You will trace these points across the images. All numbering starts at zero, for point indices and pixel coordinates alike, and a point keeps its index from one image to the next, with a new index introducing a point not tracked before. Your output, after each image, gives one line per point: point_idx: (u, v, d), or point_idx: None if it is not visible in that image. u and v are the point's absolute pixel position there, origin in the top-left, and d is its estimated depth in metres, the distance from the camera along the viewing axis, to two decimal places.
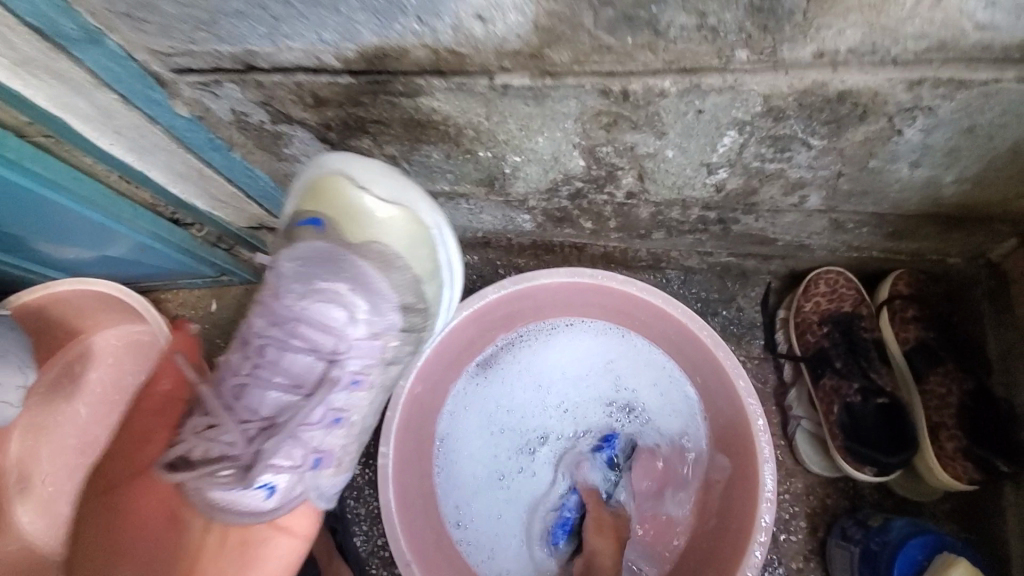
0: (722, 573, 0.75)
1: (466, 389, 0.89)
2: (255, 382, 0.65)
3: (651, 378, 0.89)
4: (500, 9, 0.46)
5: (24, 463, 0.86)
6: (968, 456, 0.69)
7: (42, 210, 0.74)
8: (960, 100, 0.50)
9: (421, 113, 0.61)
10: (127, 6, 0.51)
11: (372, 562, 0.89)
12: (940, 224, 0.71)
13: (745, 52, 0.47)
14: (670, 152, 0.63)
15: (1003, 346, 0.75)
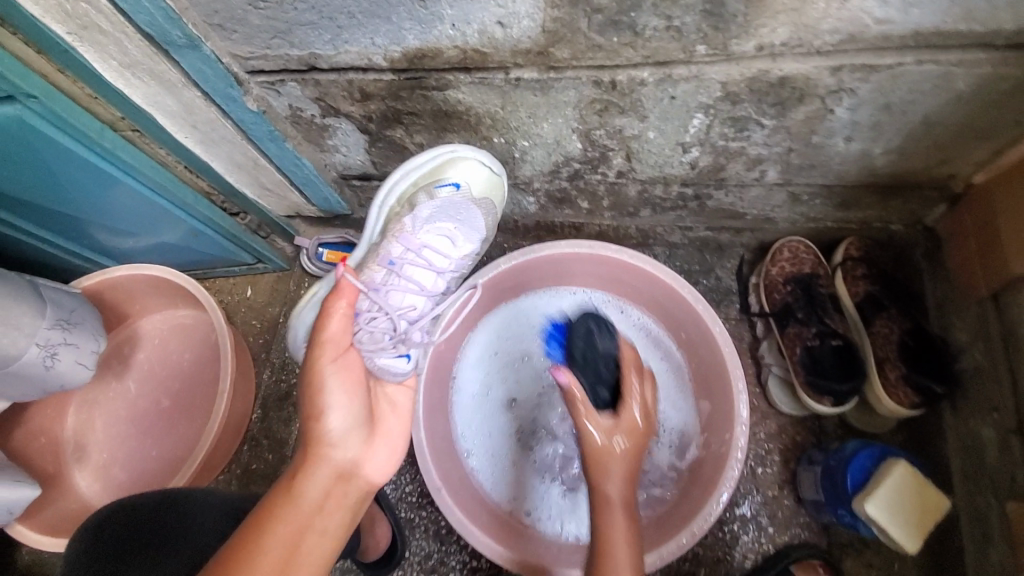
0: (703, 493, 0.84)
1: (480, 347, 1.02)
2: (394, 288, 0.77)
3: (644, 341, 1.00)
4: (516, 17, 0.60)
5: (81, 431, 1.11)
6: (908, 382, 0.83)
7: (120, 194, 0.88)
8: (874, 83, 0.64)
9: (448, 104, 0.76)
10: (221, 19, 0.65)
11: (400, 506, 1.00)
12: (879, 193, 0.85)
13: (703, 47, 0.61)
14: (651, 134, 0.77)
15: (938, 297, 0.90)
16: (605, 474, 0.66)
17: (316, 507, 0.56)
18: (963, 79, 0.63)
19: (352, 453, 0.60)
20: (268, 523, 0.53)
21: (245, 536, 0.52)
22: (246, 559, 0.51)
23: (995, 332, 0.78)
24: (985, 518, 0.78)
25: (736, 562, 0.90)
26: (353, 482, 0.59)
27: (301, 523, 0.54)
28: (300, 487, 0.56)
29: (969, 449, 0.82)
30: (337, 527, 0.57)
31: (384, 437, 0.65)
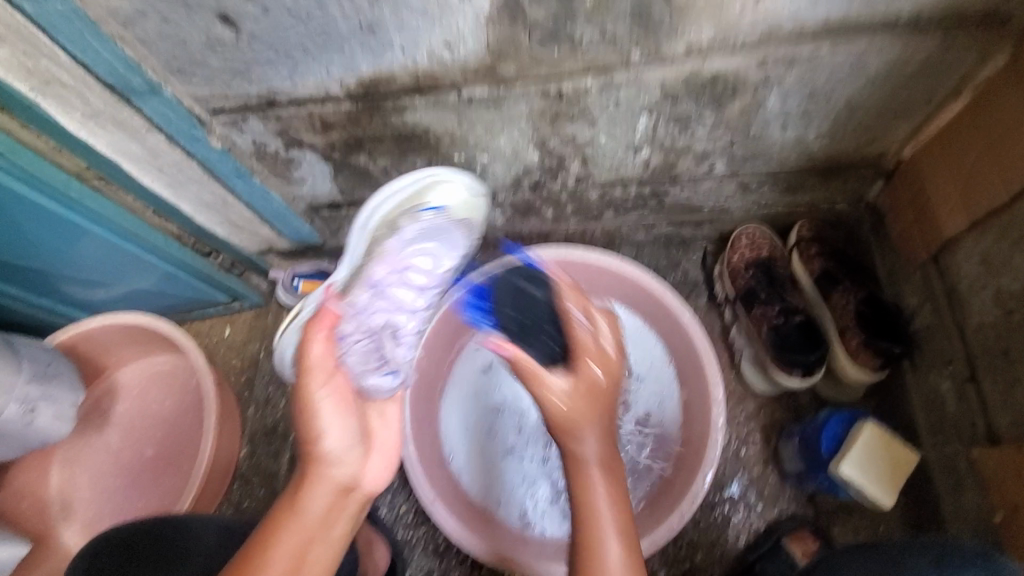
0: (686, 476, 0.88)
1: (469, 359, 1.04)
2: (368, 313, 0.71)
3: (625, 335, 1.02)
4: (461, 39, 0.64)
5: (65, 489, 1.08)
6: (869, 347, 0.87)
7: (90, 244, 0.89)
8: (797, 72, 0.70)
9: (407, 127, 0.79)
10: (180, 64, 0.67)
11: (398, 526, 1.01)
12: (821, 175, 0.91)
13: (638, 52, 0.66)
14: (602, 138, 0.82)
15: (887, 267, 0.96)
16: (588, 486, 0.60)
17: (320, 520, 0.56)
18: (876, 61, 0.68)
19: (348, 466, 0.61)
20: (275, 539, 0.53)
21: (251, 553, 0.53)
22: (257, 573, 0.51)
23: (939, 293, 0.84)
24: (955, 469, 0.82)
25: (731, 542, 0.93)
26: (353, 493, 0.60)
27: (308, 535, 0.55)
28: (303, 502, 0.56)
29: (932, 405, 0.87)
30: (340, 535, 0.57)
31: (375, 446, 0.67)
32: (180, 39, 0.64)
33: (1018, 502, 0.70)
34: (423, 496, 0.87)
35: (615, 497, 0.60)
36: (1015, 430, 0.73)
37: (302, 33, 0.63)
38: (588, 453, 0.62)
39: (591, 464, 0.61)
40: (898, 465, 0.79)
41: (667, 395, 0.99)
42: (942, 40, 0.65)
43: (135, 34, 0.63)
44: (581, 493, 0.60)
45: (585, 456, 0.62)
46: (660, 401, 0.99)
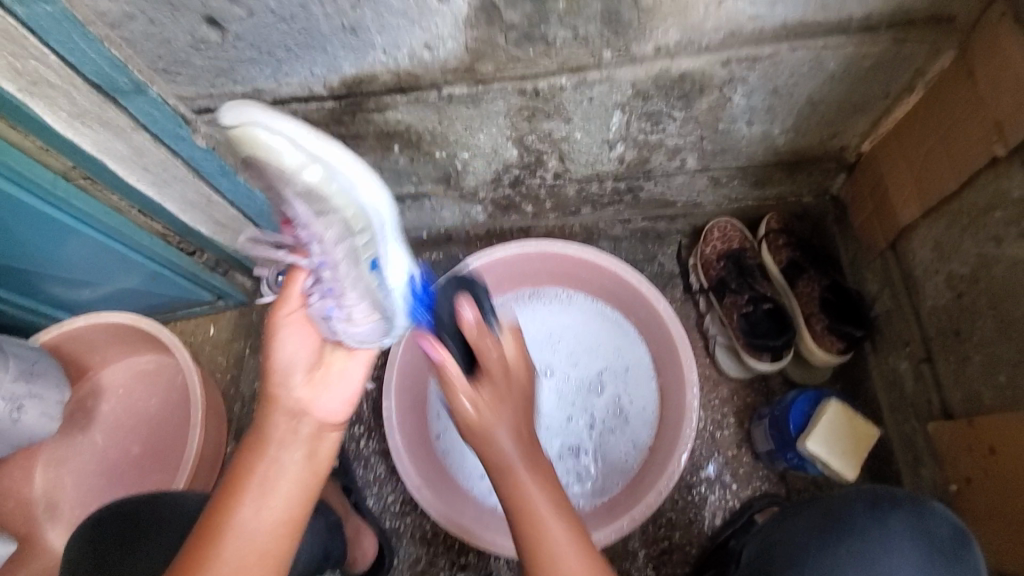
0: (662, 460, 0.92)
1: None
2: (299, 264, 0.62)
3: (633, 372, 1.05)
4: (440, 39, 0.67)
5: (48, 488, 1.08)
6: (833, 331, 0.93)
7: (74, 243, 0.89)
8: (759, 71, 0.74)
9: (389, 125, 0.82)
10: (165, 63, 0.69)
11: (385, 516, 1.03)
12: (786, 169, 0.95)
13: (609, 52, 0.70)
14: (578, 134, 0.85)
15: (851, 255, 1.00)
16: (517, 490, 0.60)
17: (272, 447, 0.56)
18: (831, 60, 0.72)
19: (298, 392, 0.60)
20: (241, 474, 0.54)
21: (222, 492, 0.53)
22: (229, 508, 0.52)
23: (896, 278, 0.89)
24: (914, 443, 0.87)
25: (707, 521, 0.97)
26: (302, 417, 0.59)
27: (269, 463, 0.55)
28: (263, 428, 0.57)
29: (891, 385, 0.92)
30: (299, 458, 0.56)
31: (333, 379, 0.63)
32: (165, 38, 0.65)
33: (970, 470, 0.75)
34: (410, 485, 0.89)
35: (550, 495, 0.60)
36: (967, 404, 0.78)
37: (285, 33, 0.65)
38: (508, 451, 0.61)
39: (512, 463, 0.61)
40: (860, 439, 0.84)
41: (646, 423, 1.02)
42: (890, 40, 0.70)
43: (122, 34, 0.65)
44: (516, 500, 0.59)
45: (520, 480, 0.60)
46: (632, 443, 1.02)
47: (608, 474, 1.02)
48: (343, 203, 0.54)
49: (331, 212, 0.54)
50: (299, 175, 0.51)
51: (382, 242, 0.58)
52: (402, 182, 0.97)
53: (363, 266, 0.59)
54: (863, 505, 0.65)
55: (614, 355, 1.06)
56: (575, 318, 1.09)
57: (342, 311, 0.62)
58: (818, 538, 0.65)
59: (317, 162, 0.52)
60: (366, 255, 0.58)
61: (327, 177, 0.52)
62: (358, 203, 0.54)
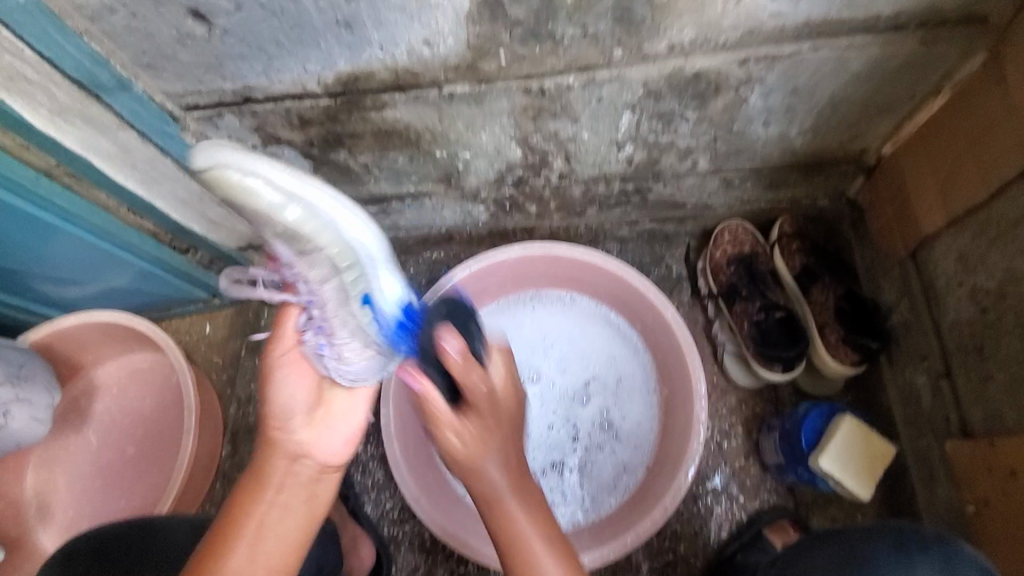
0: (666, 473, 0.89)
1: None
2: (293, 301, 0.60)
3: (625, 386, 1.02)
4: (440, 35, 0.63)
5: (42, 489, 1.07)
6: (847, 342, 0.90)
7: (61, 242, 0.86)
8: (779, 71, 0.70)
9: (387, 123, 0.78)
10: (150, 58, 0.66)
11: (383, 523, 1.01)
12: (802, 171, 0.91)
13: (620, 50, 0.66)
14: (585, 135, 0.81)
15: (867, 261, 0.97)
16: (503, 512, 0.61)
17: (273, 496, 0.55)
18: (855, 61, 0.68)
19: (300, 434, 0.59)
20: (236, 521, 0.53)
21: (216, 538, 0.53)
22: (222, 558, 0.51)
23: (916, 288, 0.85)
24: (930, 460, 0.84)
25: (712, 533, 0.95)
26: (302, 460, 0.58)
27: (262, 510, 0.54)
28: (260, 470, 0.56)
29: (907, 398, 0.88)
30: (297, 504, 0.56)
31: (333, 419, 0.62)
32: (148, 33, 0.62)
33: (989, 493, 0.72)
34: (407, 495, 0.86)
35: (540, 528, 0.60)
36: (987, 423, 0.74)
37: (276, 28, 0.61)
38: (496, 481, 0.62)
39: (498, 494, 0.62)
40: (875, 458, 0.81)
41: (649, 434, 0.99)
42: (920, 40, 0.66)
43: (103, 28, 0.61)
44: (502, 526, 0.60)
45: (511, 519, 0.60)
46: (632, 460, 0.99)
47: (606, 486, 0.99)
48: (325, 239, 0.51)
49: (318, 252, 0.52)
50: (276, 214, 0.49)
51: (383, 276, 0.57)
52: (401, 181, 0.93)
53: (352, 302, 0.56)
54: (886, 544, 0.62)
55: (616, 363, 1.03)
56: (573, 323, 1.05)
57: (333, 349, 0.59)
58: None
59: (294, 198, 0.49)
60: (355, 289, 0.55)
61: (308, 216, 0.49)
62: (343, 241, 0.52)
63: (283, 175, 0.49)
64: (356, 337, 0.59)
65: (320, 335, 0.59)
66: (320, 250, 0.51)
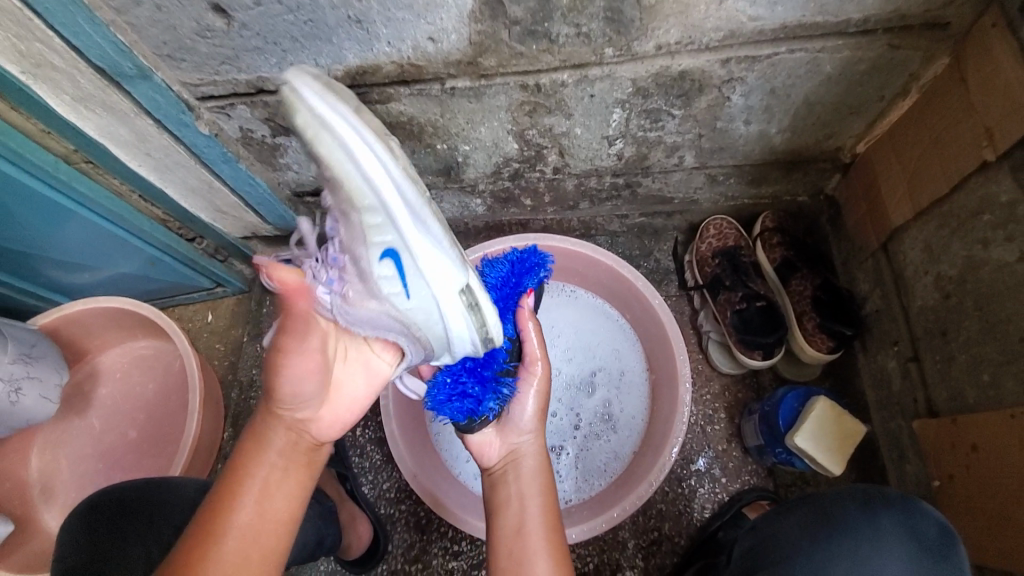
0: (653, 454, 0.93)
1: None
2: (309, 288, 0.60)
3: (627, 379, 1.06)
4: (444, 32, 0.67)
5: (46, 470, 1.09)
6: (823, 330, 0.95)
7: (74, 227, 0.90)
8: (759, 71, 0.75)
9: (392, 116, 0.82)
10: (170, 49, 0.69)
11: (380, 503, 1.04)
12: (783, 169, 0.97)
13: (611, 49, 0.71)
14: (578, 130, 0.86)
15: (843, 255, 1.02)
16: (520, 477, 0.73)
17: (279, 459, 0.59)
18: (829, 63, 0.74)
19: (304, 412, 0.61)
20: (245, 473, 0.57)
21: (229, 487, 0.56)
22: (235, 502, 0.55)
23: (887, 278, 0.91)
24: (899, 441, 0.89)
25: (696, 513, 0.99)
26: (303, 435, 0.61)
27: (269, 464, 0.58)
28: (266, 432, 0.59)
29: (879, 383, 0.94)
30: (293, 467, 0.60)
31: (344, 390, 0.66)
32: (170, 25, 0.66)
33: (952, 467, 0.77)
34: (404, 471, 0.90)
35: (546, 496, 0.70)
36: (950, 402, 0.80)
37: (291, 23, 0.66)
38: (526, 444, 0.76)
39: (524, 454, 0.75)
40: (847, 436, 0.86)
41: (638, 419, 1.04)
42: (888, 44, 0.71)
43: (128, 20, 0.65)
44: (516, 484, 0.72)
45: (527, 484, 0.71)
46: (621, 444, 1.03)
47: (595, 468, 1.03)
48: (350, 175, 0.53)
49: (343, 187, 0.54)
50: (315, 143, 0.53)
51: (409, 247, 0.57)
52: None
53: (373, 248, 0.57)
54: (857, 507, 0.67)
55: (608, 352, 1.08)
56: (577, 317, 1.10)
57: (340, 288, 0.61)
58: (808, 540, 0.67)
59: (330, 128, 0.52)
60: (375, 235, 0.56)
61: (336, 146, 0.52)
62: (365, 177, 0.53)
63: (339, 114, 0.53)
64: (368, 285, 0.59)
65: (335, 271, 0.61)
66: (343, 183, 0.53)
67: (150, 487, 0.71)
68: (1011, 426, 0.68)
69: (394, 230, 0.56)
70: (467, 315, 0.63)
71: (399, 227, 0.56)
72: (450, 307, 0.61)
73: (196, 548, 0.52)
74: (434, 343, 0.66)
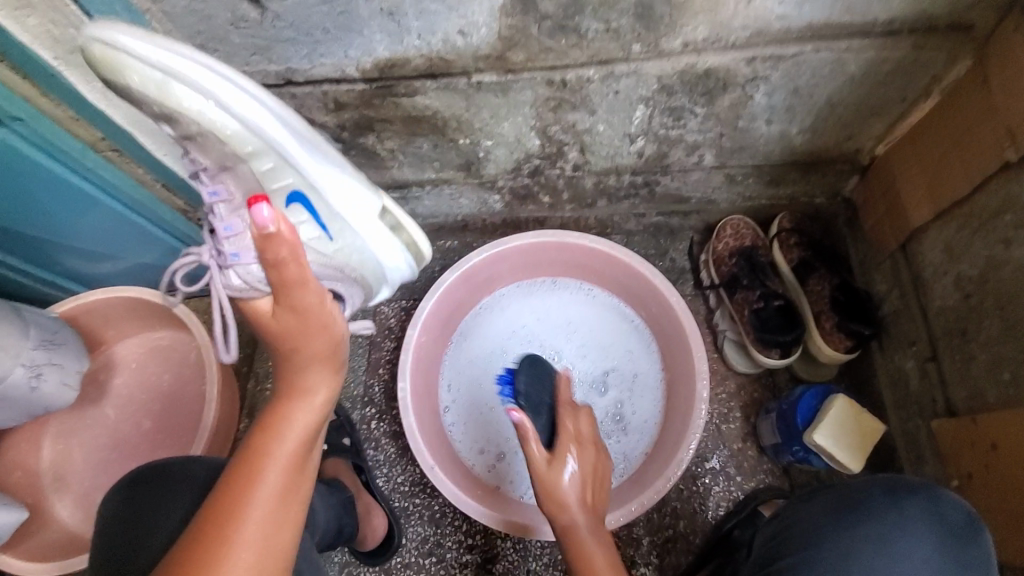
0: (669, 450, 0.94)
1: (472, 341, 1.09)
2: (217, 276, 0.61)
3: (641, 382, 1.06)
4: (475, 26, 0.68)
5: (60, 458, 1.10)
6: (842, 329, 0.95)
7: (98, 216, 0.91)
8: (783, 70, 0.76)
9: (417, 110, 0.83)
10: (203, 39, 0.70)
11: (394, 496, 1.04)
12: (801, 169, 0.97)
13: (638, 45, 0.71)
14: (601, 126, 0.87)
15: (860, 257, 1.02)
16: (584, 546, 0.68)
17: (318, 413, 0.58)
18: (853, 63, 0.74)
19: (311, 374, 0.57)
20: (282, 416, 0.56)
21: (267, 425, 0.56)
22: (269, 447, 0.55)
23: (906, 279, 0.91)
24: (917, 440, 0.90)
25: (710, 511, 0.99)
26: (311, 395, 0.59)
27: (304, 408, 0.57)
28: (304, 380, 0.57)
29: (896, 383, 0.94)
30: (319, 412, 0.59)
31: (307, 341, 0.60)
32: (206, 15, 0.67)
33: (971, 466, 0.78)
34: (423, 464, 0.90)
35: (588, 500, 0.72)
36: (969, 401, 0.80)
37: (324, 14, 0.67)
38: (575, 514, 0.70)
39: (558, 492, 0.71)
40: (865, 435, 0.86)
41: (652, 417, 1.04)
42: (912, 44, 0.72)
43: (163, 8, 0.66)
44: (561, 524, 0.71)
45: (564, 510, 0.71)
46: (635, 441, 1.04)
47: (608, 465, 1.03)
48: (229, 126, 0.58)
49: (220, 137, 0.58)
50: (165, 94, 0.54)
51: (302, 173, 0.64)
52: (424, 168, 0.98)
53: (275, 194, 0.64)
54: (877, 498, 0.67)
55: (622, 350, 1.08)
56: (590, 314, 1.11)
57: (238, 258, 0.60)
58: (832, 523, 0.67)
59: (185, 82, 0.54)
60: (270, 178, 0.63)
61: (208, 102, 0.56)
62: (245, 124, 0.58)
63: (183, 61, 0.54)
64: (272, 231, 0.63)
65: (229, 243, 0.60)
66: (233, 134, 0.58)
67: (189, 464, 0.73)
68: None
69: (297, 172, 0.64)
70: (384, 232, 0.75)
71: (293, 159, 0.63)
72: (375, 236, 0.74)
73: (234, 482, 0.53)
74: (373, 276, 0.80)
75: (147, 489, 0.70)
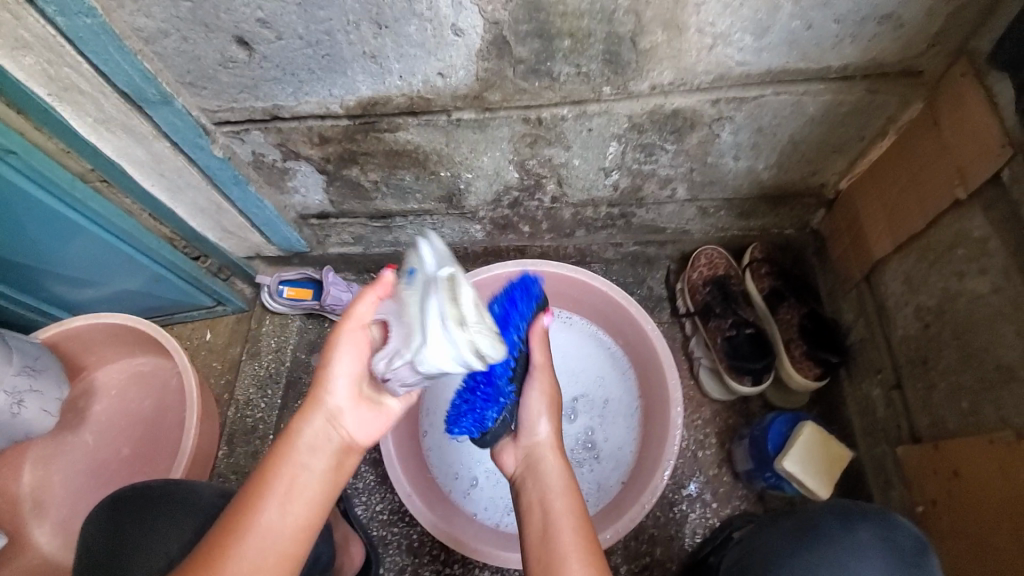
0: (644, 476, 0.95)
1: None
2: None
3: (615, 409, 1.08)
4: (453, 68, 0.72)
5: (34, 485, 1.08)
6: (812, 358, 0.98)
7: (84, 243, 0.92)
8: (746, 111, 0.80)
9: (399, 144, 0.86)
10: (193, 78, 0.73)
11: (373, 524, 1.04)
12: (769, 202, 1.02)
13: (608, 87, 0.75)
14: (576, 161, 0.90)
15: (828, 286, 1.06)
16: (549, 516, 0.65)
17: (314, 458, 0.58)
18: (812, 105, 0.79)
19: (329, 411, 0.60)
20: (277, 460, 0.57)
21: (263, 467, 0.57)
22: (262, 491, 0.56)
23: (870, 309, 0.95)
24: (885, 466, 0.92)
25: (687, 539, 1.00)
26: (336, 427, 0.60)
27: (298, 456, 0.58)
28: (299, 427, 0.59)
29: (864, 410, 0.97)
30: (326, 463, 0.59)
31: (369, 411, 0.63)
32: (195, 56, 0.70)
33: (935, 493, 0.80)
34: (401, 490, 0.91)
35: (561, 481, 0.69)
36: (932, 428, 0.82)
37: (309, 56, 0.70)
38: (548, 480, 0.69)
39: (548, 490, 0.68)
40: (834, 462, 0.88)
41: (628, 444, 1.06)
42: (867, 88, 0.77)
43: (154, 49, 0.69)
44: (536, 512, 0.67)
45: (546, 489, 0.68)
46: (611, 468, 1.05)
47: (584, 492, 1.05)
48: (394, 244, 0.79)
49: None
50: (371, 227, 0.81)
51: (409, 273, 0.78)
52: (406, 199, 1.01)
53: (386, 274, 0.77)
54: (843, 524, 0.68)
55: (598, 378, 1.10)
56: (567, 341, 1.13)
57: None
58: (797, 551, 0.68)
59: None
60: None
61: None
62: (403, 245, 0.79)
63: None
64: None
65: None
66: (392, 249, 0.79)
67: (173, 487, 0.74)
68: (989, 450, 0.71)
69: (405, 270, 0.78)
70: None
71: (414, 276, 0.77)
72: None
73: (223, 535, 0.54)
74: None
75: (121, 520, 0.70)
